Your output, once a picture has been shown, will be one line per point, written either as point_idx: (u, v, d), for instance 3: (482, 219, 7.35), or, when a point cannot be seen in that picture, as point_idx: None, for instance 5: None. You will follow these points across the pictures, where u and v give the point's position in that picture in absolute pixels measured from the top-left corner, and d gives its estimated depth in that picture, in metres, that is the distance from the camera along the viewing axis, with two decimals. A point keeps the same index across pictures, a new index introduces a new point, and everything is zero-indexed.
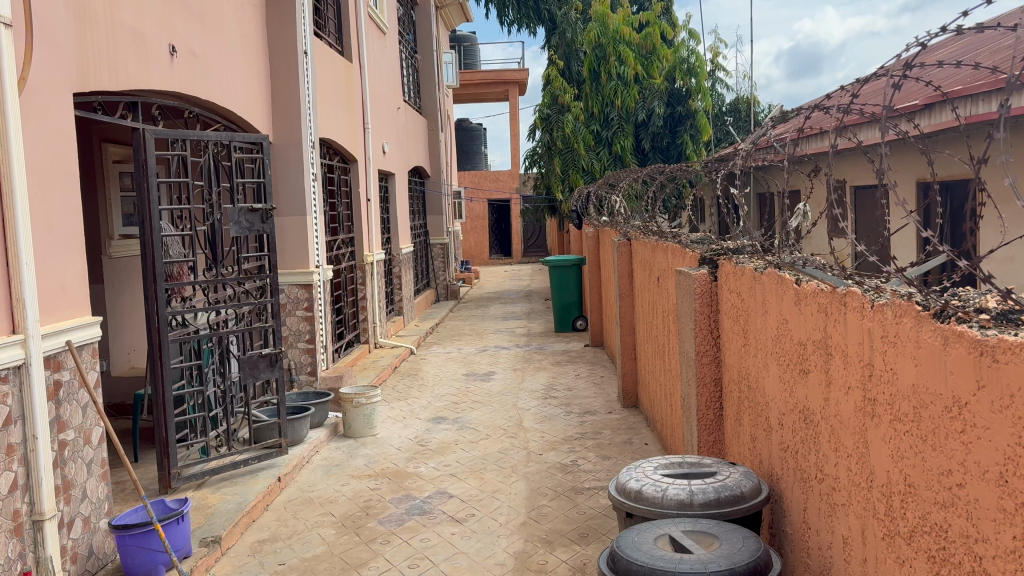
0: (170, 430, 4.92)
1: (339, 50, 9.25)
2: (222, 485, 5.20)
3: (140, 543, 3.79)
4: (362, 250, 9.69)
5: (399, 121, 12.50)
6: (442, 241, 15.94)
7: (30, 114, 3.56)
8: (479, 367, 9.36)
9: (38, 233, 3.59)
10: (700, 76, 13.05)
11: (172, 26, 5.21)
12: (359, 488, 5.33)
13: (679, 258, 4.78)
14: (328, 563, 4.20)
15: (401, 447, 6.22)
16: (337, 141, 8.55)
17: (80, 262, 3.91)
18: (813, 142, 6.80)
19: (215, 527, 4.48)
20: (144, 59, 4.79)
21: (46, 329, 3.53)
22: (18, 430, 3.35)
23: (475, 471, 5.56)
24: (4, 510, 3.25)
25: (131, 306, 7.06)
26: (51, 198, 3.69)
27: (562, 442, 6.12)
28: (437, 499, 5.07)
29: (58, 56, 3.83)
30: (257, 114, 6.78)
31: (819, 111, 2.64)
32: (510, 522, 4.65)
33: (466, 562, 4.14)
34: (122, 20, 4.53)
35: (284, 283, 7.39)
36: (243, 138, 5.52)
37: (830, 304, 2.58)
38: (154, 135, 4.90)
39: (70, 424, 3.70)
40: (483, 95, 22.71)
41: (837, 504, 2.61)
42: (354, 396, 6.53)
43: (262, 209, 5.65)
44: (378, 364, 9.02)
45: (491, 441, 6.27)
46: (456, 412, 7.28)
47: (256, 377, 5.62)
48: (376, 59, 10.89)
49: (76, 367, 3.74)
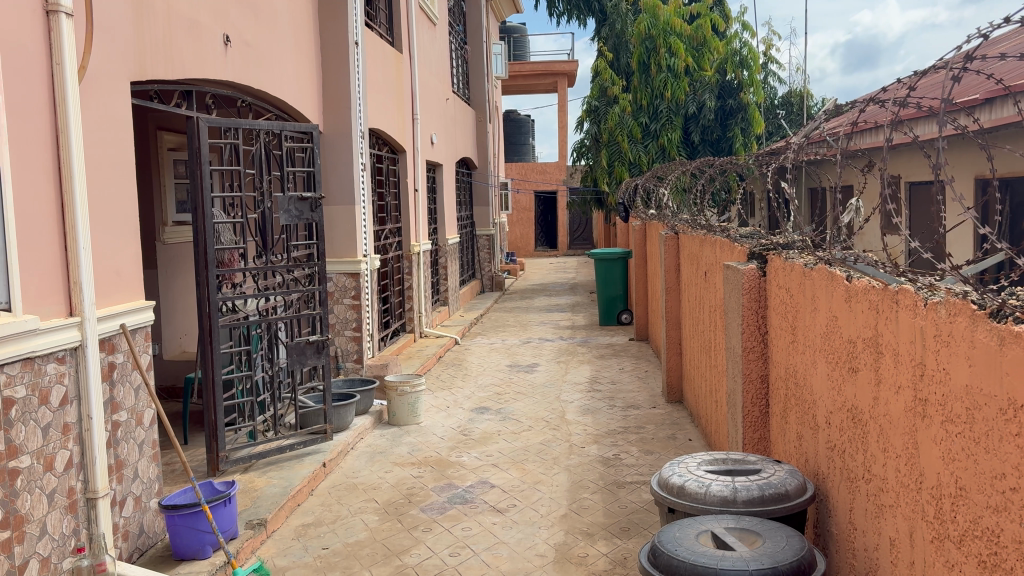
0: (219, 413, 5.01)
1: (390, 41, 9.32)
2: (268, 469, 5.29)
3: (189, 523, 3.88)
4: (409, 240, 9.79)
5: (449, 112, 12.66)
6: (488, 232, 16.12)
7: (89, 102, 3.64)
8: (523, 358, 9.38)
9: (95, 220, 3.68)
10: (752, 68, 12.82)
11: (226, 17, 5.28)
12: (403, 475, 5.39)
13: (727, 252, 4.73)
14: (370, 548, 4.25)
15: (444, 436, 6.26)
16: (385, 132, 8.62)
17: (132, 247, 3.96)
18: (866, 137, 6.69)
19: (260, 509, 4.55)
20: (200, 49, 4.88)
21: (102, 312, 3.62)
22: (74, 410, 3.44)
23: (517, 462, 5.58)
24: (60, 487, 3.35)
25: (183, 292, 7.21)
26: (108, 184, 3.77)
27: (605, 436, 6.10)
28: (479, 488, 5.10)
29: (116, 43, 3.90)
30: (308, 103, 6.84)
31: (875, 105, 2.56)
32: (551, 513, 4.65)
33: (506, 552, 4.16)
34: (179, 11, 4.60)
35: (333, 272, 7.48)
36: (294, 127, 5.56)
37: (882, 302, 2.53)
38: (208, 123, 4.97)
39: (123, 406, 3.79)
40: (532, 86, 22.79)
41: (884, 504, 2.56)
42: (399, 384, 6.56)
43: (312, 198, 5.71)
44: (423, 354, 9.10)
45: (534, 433, 6.27)
46: (500, 402, 7.30)
47: (303, 363, 5.70)
48: (427, 50, 11.00)
49: (130, 349, 3.83)
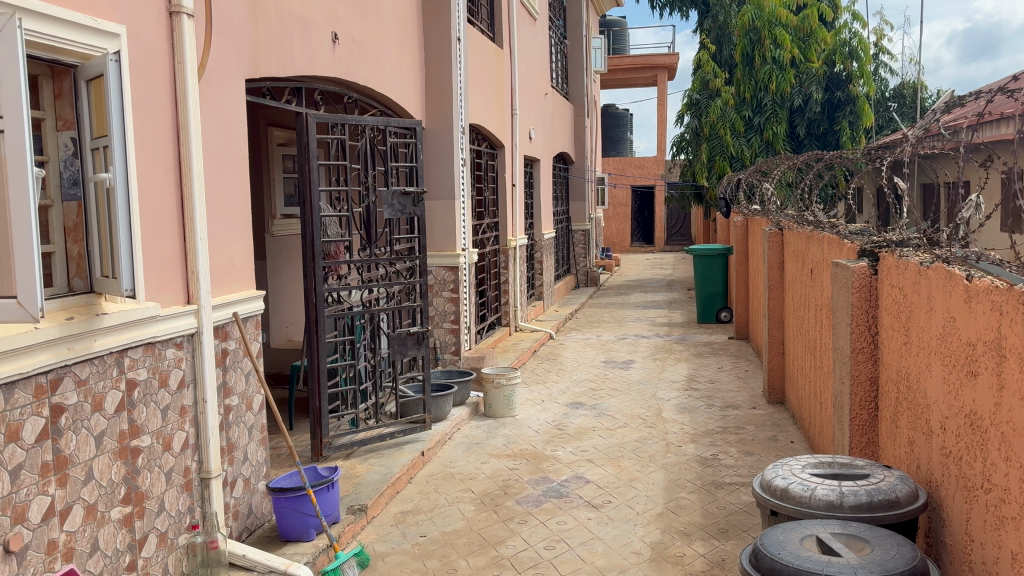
0: (323, 401, 5.17)
1: (491, 37, 9.38)
2: (369, 456, 5.43)
3: (294, 505, 4.01)
4: (507, 235, 9.82)
5: (548, 106, 12.67)
6: (584, 227, 15.94)
7: (207, 99, 3.80)
8: (619, 354, 9.33)
9: (212, 212, 3.84)
10: (862, 60, 12.36)
11: (335, 15, 5.42)
12: (498, 467, 5.43)
13: (835, 250, 4.58)
14: (467, 538, 4.31)
15: (539, 430, 6.29)
16: (485, 127, 8.70)
17: (244, 239, 4.12)
18: (988, 130, 6.36)
19: (361, 495, 4.67)
20: (310, 46, 5.02)
21: (217, 301, 3.78)
22: (190, 393, 3.61)
23: (612, 458, 5.55)
24: (177, 466, 3.52)
25: (289, 282, 7.46)
26: (223, 178, 3.93)
27: (702, 435, 6.01)
28: (574, 483, 5.10)
29: (233, 42, 4.06)
30: (411, 99, 6.96)
31: (1002, 95, 2.43)
32: (647, 511, 4.61)
33: (601, 548, 4.15)
34: (291, 10, 4.75)
35: (433, 265, 7.61)
36: (398, 123, 5.67)
37: (1007, 303, 2.40)
38: (317, 119, 5.12)
39: (235, 390, 3.96)
40: (632, 80, 22.58)
41: (1006, 516, 2.44)
42: (495, 376, 6.62)
43: (414, 193, 5.82)
44: (518, 347, 9.15)
45: (630, 430, 6.23)
46: (595, 398, 7.29)
47: (403, 354, 5.82)
48: (527, 45, 11.03)
49: (242, 337, 3.99)
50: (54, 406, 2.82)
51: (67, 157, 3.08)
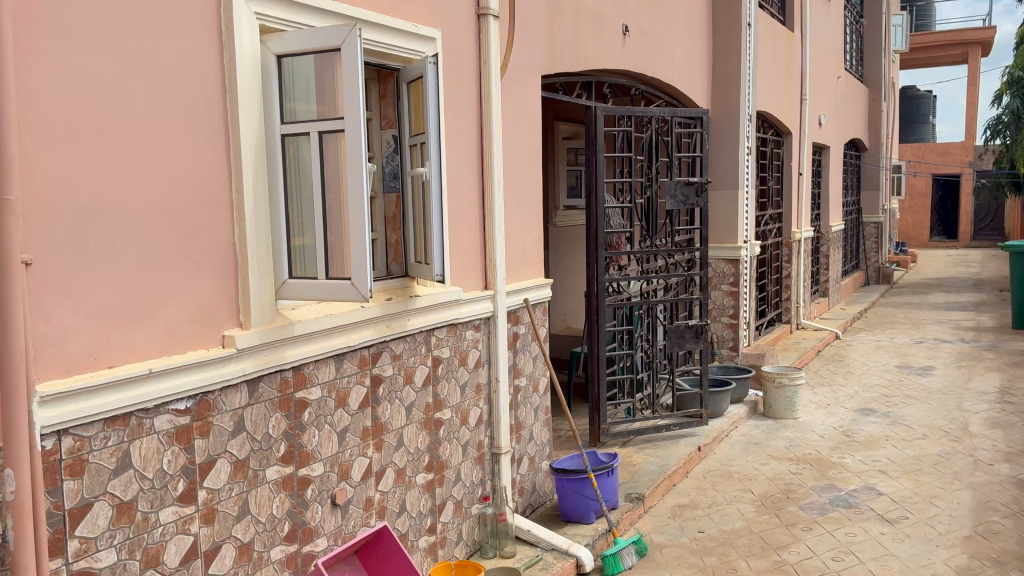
0: (602, 388, 5.27)
1: (781, 21, 8.99)
2: (645, 446, 5.46)
3: (576, 488, 4.12)
4: (791, 227, 9.46)
5: (841, 90, 11.91)
6: (877, 219, 14.85)
7: (508, 95, 4.00)
8: (916, 359, 8.58)
9: (508, 202, 4.04)
10: None
11: (627, 8, 5.48)
12: (780, 470, 5.23)
13: None
14: (746, 539, 4.20)
15: (824, 434, 5.97)
16: (773, 114, 8.36)
17: (536, 228, 4.30)
18: None
19: (639, 484, 4.71)
20: (602, 40, 5.11)
21: (511, 287, 3.99)
22: (485, 372, 3.85)
23: (909, 471, 5.13)
24: (472, 441, 3.76)
25: (570, 271, 7.69)
26: (519, 170, 4.12)
27: (1019, 455, 5.36)
28: (865, 494, 4.78)
29: (532, 41, 4.25)
30: (697, 88, 6.86)
31: None
32: (951, 533, 4.21)
33: (897, 566, 3.85)
34: (585, 5, 4.86)
35: (713, 257, 7.47)
36: (684, 113, 5.62)
37: None
38: (605, 111, 5.20)
39: (523, 372, 4.16)
40: (937, 58, 20.58)
41: None
42: (777, 375, 6.36)
43: (698, 183, 5.74)
44: (801, 346, 8.72)
45: (929, 442, 5.72)
46: (888, 405, 6.77)
47: (682, 346, 5.78)
48: (820, 26, 10.45)
49: (531, 322, 4.18)
50: (373, 376, 3.13)
51: (389, 153, 3.42)
